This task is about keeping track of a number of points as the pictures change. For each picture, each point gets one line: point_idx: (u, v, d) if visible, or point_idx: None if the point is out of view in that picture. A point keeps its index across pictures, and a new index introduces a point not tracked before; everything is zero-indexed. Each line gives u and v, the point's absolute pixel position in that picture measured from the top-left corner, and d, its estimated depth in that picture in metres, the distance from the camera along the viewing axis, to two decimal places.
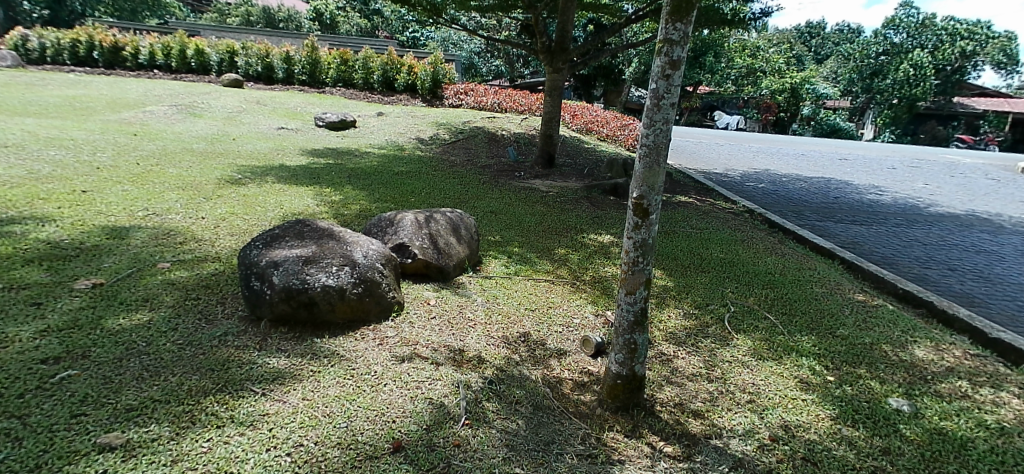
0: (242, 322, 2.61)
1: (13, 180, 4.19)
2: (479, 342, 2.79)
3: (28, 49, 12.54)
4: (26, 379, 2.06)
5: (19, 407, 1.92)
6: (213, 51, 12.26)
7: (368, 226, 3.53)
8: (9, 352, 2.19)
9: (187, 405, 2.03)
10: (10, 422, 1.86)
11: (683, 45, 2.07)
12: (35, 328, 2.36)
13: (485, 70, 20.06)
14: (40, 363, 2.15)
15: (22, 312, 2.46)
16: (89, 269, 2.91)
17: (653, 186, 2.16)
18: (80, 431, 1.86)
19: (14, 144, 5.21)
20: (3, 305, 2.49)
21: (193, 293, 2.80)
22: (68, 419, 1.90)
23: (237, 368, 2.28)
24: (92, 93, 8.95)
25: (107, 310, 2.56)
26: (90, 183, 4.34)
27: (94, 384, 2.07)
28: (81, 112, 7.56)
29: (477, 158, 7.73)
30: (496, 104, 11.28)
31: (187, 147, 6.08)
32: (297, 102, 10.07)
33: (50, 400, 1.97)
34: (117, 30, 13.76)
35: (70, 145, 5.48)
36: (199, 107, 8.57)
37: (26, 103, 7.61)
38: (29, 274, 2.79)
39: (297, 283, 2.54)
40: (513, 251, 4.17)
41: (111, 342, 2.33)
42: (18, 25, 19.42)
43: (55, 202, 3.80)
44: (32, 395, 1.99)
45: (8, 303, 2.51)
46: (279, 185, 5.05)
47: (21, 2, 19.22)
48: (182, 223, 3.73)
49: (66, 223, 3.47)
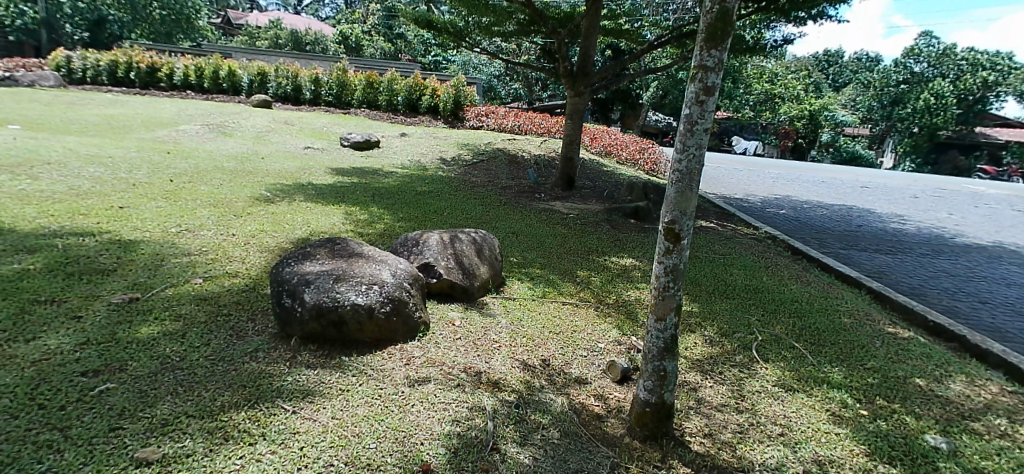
0: (273, 339, 2.64)
1: (54, 196, 4.30)
2: (504, 364, 2.78)
3: (71, 69, 12.98)
4: (68, 392, 2.09)
5: (61, 419, 1.95)
6: (244, 72, 12.57)
7: (395, 245, 3.58)
8: (50, 364, 2.23)
9: (221, 421, 2.04)
10: (52, 434, 1.89)
11: (718, 71, 2.09)
12: (76, 341, 2.40)
13: (504, 93, 20.32)
14: (81, 376, 2.19)
15: (63, 325, 2.50)
16: (127, 283, 2.97)
17: (685, 211, 2.16)
18: (119, 445, 1.88)
19: (56, 161, 5.36)
20: (45, 317, 2.54)
21: (225, 309, 2.84)
22: (107, 432, 1.92)
23: (269, 385, 2.29)
24: (129, 111, 9.20)
25: (143, 324, 2.60)
26: (126, 199, 4.45)
27: (131, 397, 2.10)
28: (118, 130, 7.77)
29: (499, 180, 7.77)
30: (516, 126, 11.38)
31: (218, 165, 6.21)
32: (324, 122, 10.25)
33: (90, 413, 2.00)
34: (153, 52, 14.17)
35: (107, 162, 5.62)
36: (229, 126, 8.77)
37: (67, 122, 7.85)
38: (71, 287, 2.85)
39: (328, 301, 2.57)
40: (535, 272, 4.18)
41: (147, 356, 2.36)
42: (61, 47, 20.41)
43: (93, 217, 3.89)
44: (73, 407, 2.02)
45: (51, 315, 2.56)
46: (306, 203, 5.11)
47: (64, 25, 20.20)
48: (214, 239, 3.80)
49: (105, 237, 3.55)
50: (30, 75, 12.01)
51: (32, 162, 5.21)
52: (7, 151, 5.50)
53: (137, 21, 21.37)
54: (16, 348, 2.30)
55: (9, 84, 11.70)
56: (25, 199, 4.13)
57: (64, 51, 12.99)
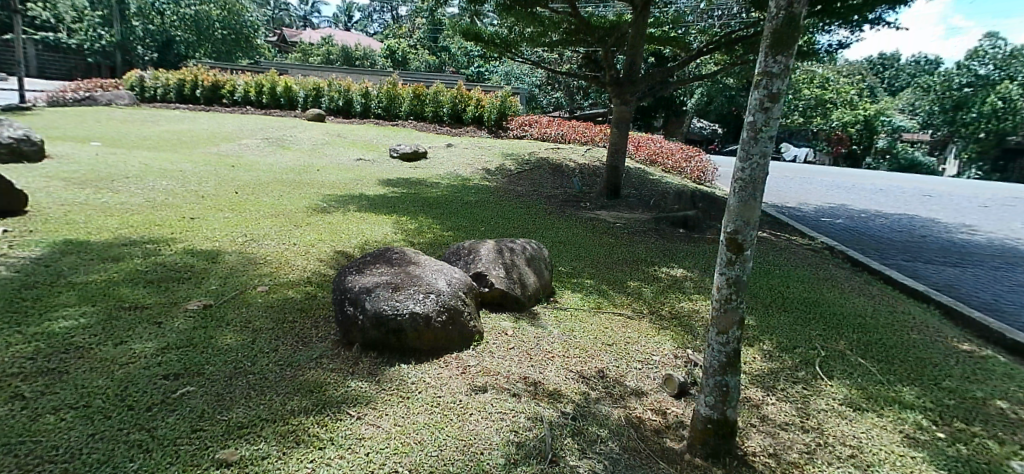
0: (335, 346, 2.72)
1: (134, 207, 4.58)
2: (558, 376, 2.78)
3: (143, 88, 13.79)
4: (153, 393, 2.21)
5: (148, 420, 2.06)
6: (300, 88, 13.04)
7: (447, 254, 3.63)
8: (136, 367, 2.36)
9: (292, 425, 2.12)
10: (141, 434, 1.99)
11: (784, 77, 2.06)
12: (157, 345, 2.53)
13: (546, 102, 20.38)
14: (164, 378, 2.31)
15: (146, 330, 2.65)
16: (200, 291, 3.12)
17: (749, 221, 2.12)
18: (200, 446, 1.97)
19: (135, 175, 5.70)
20: (130, 322, 2.70)
21: (289, 316, 2.95)
22: (189, 433, 2.02)
23: (333, 390, 2.37)
24: (195, 127, 9.69)
25: (216, 330, 2.72)
26: (196, 210, 4.68)
27: (209, 400, 2.21)
28: (185, 145, 8.19)
29: (544, 189, 7.79)
30: (560, 136, 11.37)
31: (276, 177, 6.45)
32: (373, 134, 10.52)
33: (174, 414, 2.10)
34: (218, 71, 14.91)
35: (179, 175, 5.94)
36: (287, 140, 9.10)
37: (142, 138, 8.34)
38: (150, 294, 3.01)
39: (388, 309, 2.63)
40: (585, 283, 4.16)
41: (222, 360, 2.48)
42: (134, 67, 21.78)
43: (168, 228, 4.11)
44: (158, 409, 2.13)
45: (135, 321, 2.72)
46: (359, 213, 5.25)
47: (136, 47, 21.58)
48: (277, 249, 3.95)
49: (179, 247, 3.75)
50: (107, 95, 12.83)
51: (114, 176, 5.56)
52: (92, 166, 5.90)
53: (202, 41, 22.62)
54: (106, 351, 2.44)
55: (90, 104, 12.57)
56: (108, 211, 4.42)
57: (138, 71, 13.80)
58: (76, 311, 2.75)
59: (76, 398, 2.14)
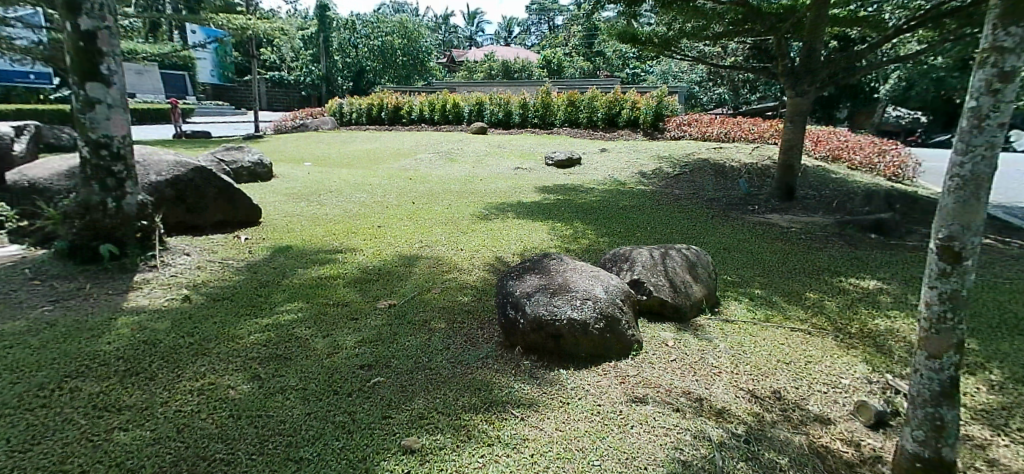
0: (499, 348, 2.81)
1: (336, 218, 5.23)
2: (727, 393, 2.58)
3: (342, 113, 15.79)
4: (352, 381, 2.46)
5: (347, 404, 2.30)
6: (465, 103, 13.94)
7: (604, 261, 3.57)
8: (339, 357, 2.65)
9: (464, 420, 2.23)
10: (342, 416, 2.23)
11: (1021, 50, 1.69)
12: (353, 339, 2.83)
13: (707, 100, 19.34)
14: (359, 368, 2.56)
15: (344, 325, 2.98)
16: (386, 291, 3.45)
17: (970, 226, 1.78)
18: (389, 431, 2.15)
19: (336, 190, 6.50)
20: (332, 318, 3.06)
21: (460, 316, 3.12)
22: (379, 419, 2.21)
23: (500, 390, 2.44)
24: (379, 144, 10.81)
25: (399, 327, 2.97)
26: (380, 219, 5.19)
27: (395, 390, 2.40)
28: (370, 161, 9.17)
29: (706, 192, 7.38)
30: (722, 134, 10.64)
31: (445, 187, 6.92)
32: (531, 143, 10.83)
33: (367, 401, 2.32)
34: (400, 94, 16.51)
35: (370, 188, 6.66)
36: (455, 153, 9.74)
37: (339, 156, 9.53)
38: (347, 294, 3.39)
39: (547, 314, 2.66)
40: (756, 293, 3.84)
41: (405, 355, 2.69)
42: (334, 96, 25.08)
43: (359, 235, 4.63)
44: (355, 395, 2.36)
45: (336, 316, 3.08)
46: (519, 220, 5.41)
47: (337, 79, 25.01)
48: (446, 253, 4.21)
49: (367, 252, 4.18)
50: (315, 122, 14.94)
51: (320, 191, 6.40)
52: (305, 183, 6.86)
53: (386, 68, 25.33)
54: (316, 342, 2.79)
55: (303, 130, 14.76)
56: (317, 221, 5.11)
57: (339, 99, 15.84)
58: (292, 307, 3.19)
59: (297, 381, 2.45)
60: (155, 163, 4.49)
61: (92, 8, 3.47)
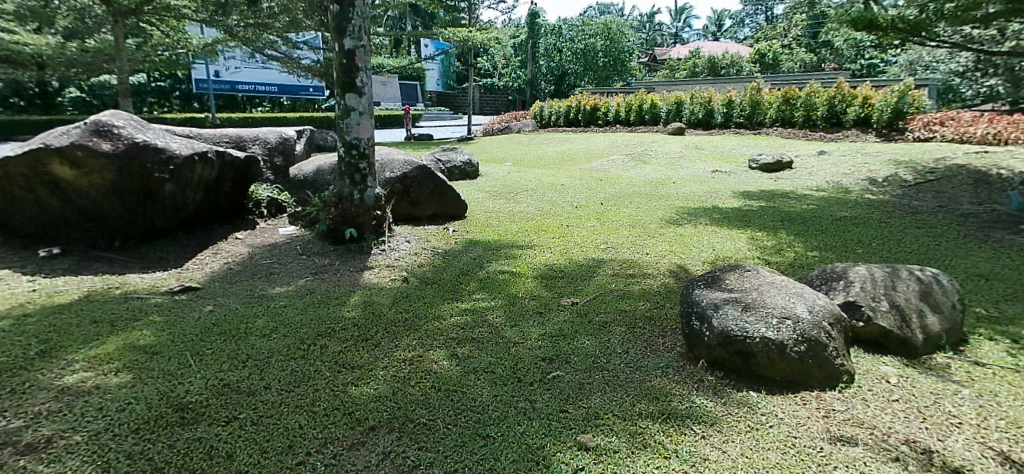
0: (681, 358, 2.67)
1: (528, 215, 5.46)
2: (967, 450, 2.10)
3: (542, 115, 16.45)
4: (533, 371, 2.54)
5: (528, 392, 2.38)
6: (664, 103, 13.60)
7: (810, 277, 3.15)
8: (523, 347, 2.76)
9: (640, 428, 2.16)
10: (523, 403, 2.31)
11: None
12: (537, 332, 2.92)
13: (966, 93, 16.01)
14: (541, 360, 2.64)
15: (529, 317, 3.09)
16: (569, 289, 3.49)
17: None
18: (565, 425, 2.17)
19: (530, 189, 6.79)
20: (519, 310, 3.19)
21: (642, 322, 3.03)
22: (557, 412, 2.25)
23: (679, 403, 2.32)
24: (574, 146, 11.02)
25: (581, 325, 2.99)
26: (570, 219, 5.29)
27: (574, 386, 2.42)
28: (565, 162, 9.38)
29: (956, 204, 6.12)
30: (988, 135, 8.60)
31: (636, 190, 6.79)
32: (734, 145, 10.09)
33: (547, 392, 2.38)
34: (598, 96, 16.65)
35: (562, 188, 6.81)
36: (650, 154, 9.51)
37: (536, 157, 9.94)
38: (533, 288, 3.52)
39: (737, 329, 2.44)
40: (1019, 333, 3.06)
41: (585, 353, 2.70)
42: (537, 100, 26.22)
43: (548, 234, 4.77)
44: (536, 384, 2.44)
45: (523, 309, 3.21)
46: (713, 227, 5.07)
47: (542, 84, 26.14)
48: (632, 257, 4.12)
49: (554, 250, 4.29)
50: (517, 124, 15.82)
51: (515, 189, 6.74)
52: (503, 182, 7.28)
53: (587, 70, 25.74)
54: (504, 330, 2.94)
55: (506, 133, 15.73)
56: (511, 218, 5.40)
57: (540, 103, 16.55)
58: (484, 295, 3.41)
59: (485, 363, 2.60)
60: (390, 162, 5.23)
61: (354, 30, 4.08)
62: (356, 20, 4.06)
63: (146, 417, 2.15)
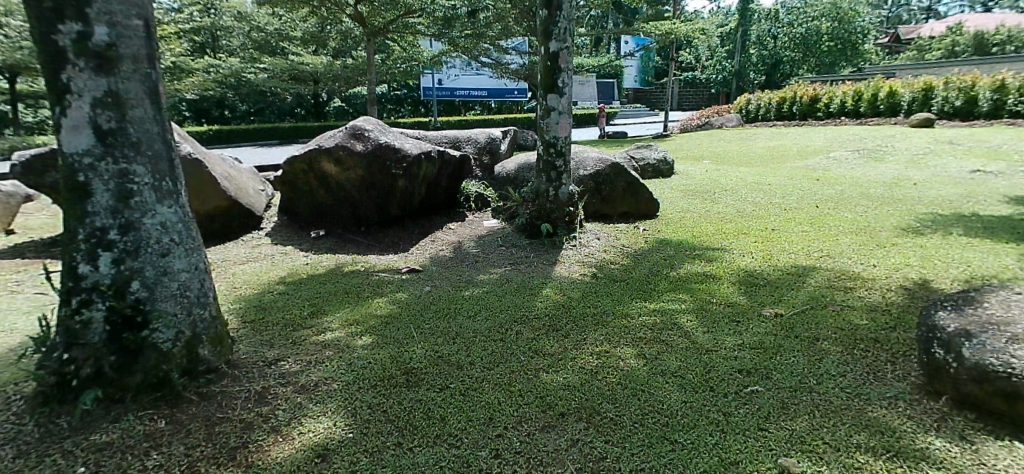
0: (913, 390, 2.33)
1: (728, 217, 5.18)
2: None
3: (748, 109, 15.31)
4: (729, 383, 2.43)
5: (725, 404, 2.29)
6: (907, 91, 11.97)
7: None
8: (717, 356, 2.66)
9: (857, 463, 1.95)
10: (718, 414, 2.23)
11: None
12: (735, 341, 2.78)
13: None
14: (738, 372, 2.51)
15: (727, 325, 2.95)
16: (774, 299, 3.25)
17: None
18: (765, 445, 2.05)
19: (732, 188, 6.41)
20: (716, 316, 3.06)
21: (861, 343, 2.71)
22: (756, 430, 2.13)
23: (909, 442, 2.04)
24: (787, 142, 10.07)
25: (787, 340, 2.77)
26: (777, 222, 4.89)
27: (777, 405, 2.27)
28: (775, 160, 8.63)
29: None
30: None
31: (864, 192, 5.98)
32: (1002, 139, 8.33)
33: (745, 407, 2.27)
34: (818, 85, 15.04)
35: (768, 188, 6.31)
36: (882, 151, 8.30)
37: (741, 154, 9.32)
38: (732, 295, 3.34)
39: (997, 365, 2.05)
40: None
41: (790, 371, 2.50)
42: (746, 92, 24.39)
43: (752, 237, 4.47)
44: (733, 397, 2.33)
45: (719, 316, 3.07)
46: (968, 238, 4.26)
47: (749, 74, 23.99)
48: (854, 268, 3.67)
49: (759, 255, 4.01)
50: (720, 119, 14.92)
51: (715, 189, 6.42)
52: (702, 181, 6.99)
53: (806, 57, 23.18)
54: (698, 336, 2.85)
55: (708, 128, 14.99)
56: (708, 218, 5.18)
57: (747, 95, 15.47)
58: (678, 298, 3.33)
59: (677, 368, 2.56)
60: (584, 160, 5.44)
61: (560, 32, 4.26)
62: (562, 23, 4.25)
63: (381, 375, 2.54)
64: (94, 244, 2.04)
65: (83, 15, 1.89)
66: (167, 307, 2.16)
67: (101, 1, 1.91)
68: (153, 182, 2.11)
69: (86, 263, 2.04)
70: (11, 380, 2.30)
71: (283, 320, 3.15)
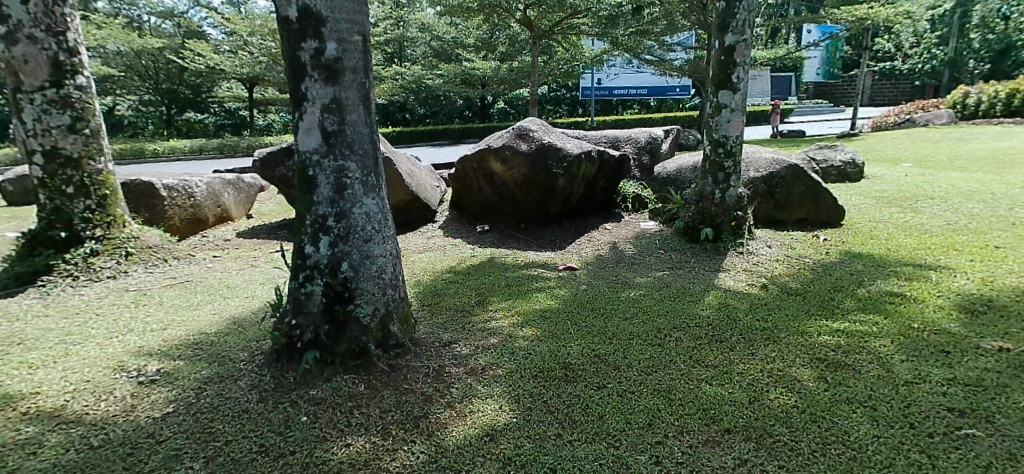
0: None
1: (934, 229, 4.51)
2: None
3: (966, 105, 13.18)
4: (936, 422, 2.14)
5: (930, 446, 2.03)
6: None
7: None
8: (920, 389, 2.35)
9: None
10: (920, 456, 1.98)
11: None
12: (943, 375, 2.43)
13: None
14: (947, 411, 2.20)
15: (933, 356, 2.59)
16: (996, 331, 2.77)
17: None
18: None
19: (940, 197, 5.55)
20: (917, 345, 2.70)
21: None
22: None
23: None
24: (1019, 143, 8.44)
25: (1014, 380, 2.36)
26: (1002, 239, 4.15)
27: (999, 455, 1.96)
28: (1002, 164, 7.27)
29: None
30: None
31: None
32: None
33: (956, 452, 1.98)
34: None
35: (990, 198, 5.37)
36: None
37: (954, 157, 8.02)
38: (941, 321, 2.91)
39: None
40: None
41: (1018, 417, 2.13)
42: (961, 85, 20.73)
43: (968, 255, 3.85)
44: (941, 439, 2.05)
45: (922, 344, 2.70)
46: None
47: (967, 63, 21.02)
48: None
49: (977, 277, 3.44)
50: (926, 116, 12.95)
51: (919, 196, 5.61)
52: (901, 187, 6.15)
53: None
54: (895, 364, 2.54)
55: (909, 126, 13.10)
56: (908, 230, 4.56)
57: (964, 89, 13.54)
58: (869, 319, 2.98)
59: (867, 397, 2.31)
60: (756, 161, 5.07)
61: (738, 25, 4.03)
62: (741, 15, 4.01)
63: (541, 367, 2.60)
64: (317, 229, 2.40)
65: (319, 34, 2.22)
66: (368, 286, 2.46)
67: (333, 22, 2.24)
68: (362, 177, 2.42)
69: (311, 244, 2.41)
70: (254, 337, 2.80)
71: (454, 306, 3.41)
